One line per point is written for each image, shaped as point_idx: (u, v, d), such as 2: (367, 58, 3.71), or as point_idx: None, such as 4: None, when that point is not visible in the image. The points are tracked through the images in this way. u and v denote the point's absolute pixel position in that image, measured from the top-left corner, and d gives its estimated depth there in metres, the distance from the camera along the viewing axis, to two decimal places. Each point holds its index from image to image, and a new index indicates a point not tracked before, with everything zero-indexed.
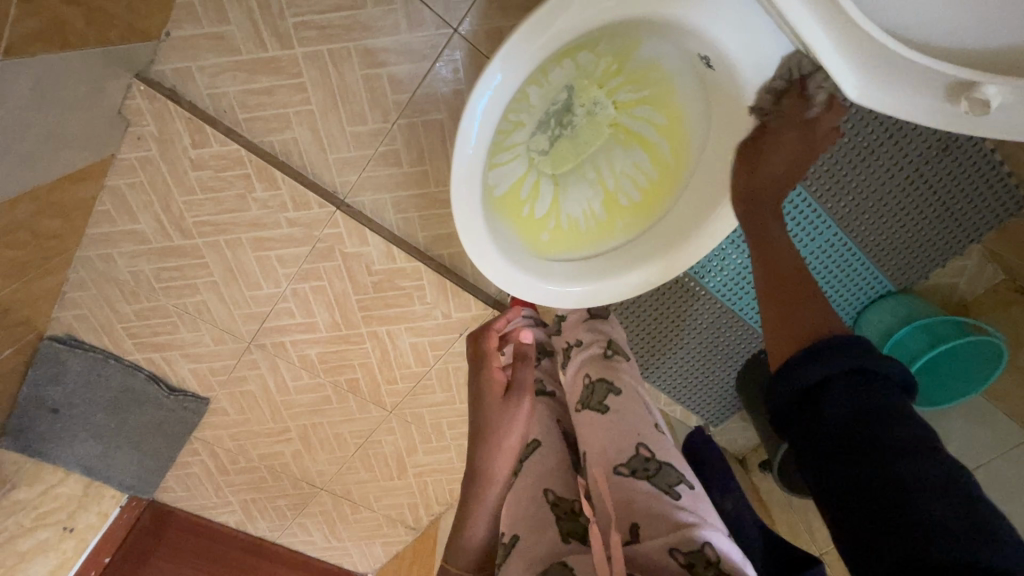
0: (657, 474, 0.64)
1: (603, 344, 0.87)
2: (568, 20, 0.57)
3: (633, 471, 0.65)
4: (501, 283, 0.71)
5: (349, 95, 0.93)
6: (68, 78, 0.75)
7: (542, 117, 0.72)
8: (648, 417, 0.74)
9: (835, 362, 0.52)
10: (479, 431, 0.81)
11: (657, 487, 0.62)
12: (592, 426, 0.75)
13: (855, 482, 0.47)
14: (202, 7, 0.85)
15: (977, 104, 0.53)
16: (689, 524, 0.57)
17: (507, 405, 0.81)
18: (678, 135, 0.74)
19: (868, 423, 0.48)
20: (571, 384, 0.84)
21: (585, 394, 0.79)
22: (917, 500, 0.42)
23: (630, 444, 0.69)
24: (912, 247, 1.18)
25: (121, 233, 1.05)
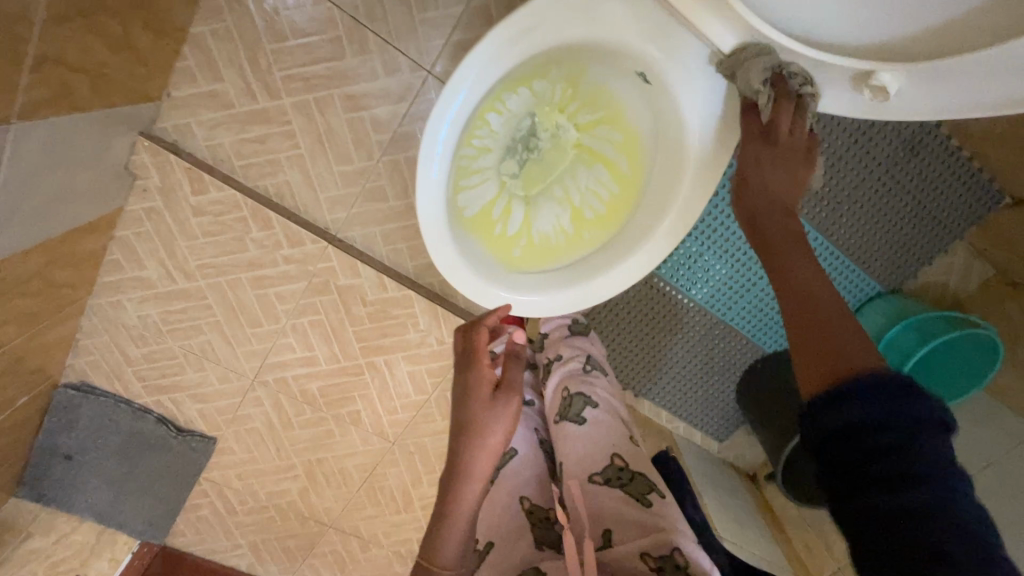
0: (629, 483, 0.72)
1: (581, 360, 0.91)
2: (516, 50, 0.64)
3: (607, 479, 0.73)
4: (472, 296, 0.74)
5: (334, 138, 1.01)
6: (76, 139, 0.82)
7: (507, 142, 0.78)
8: (624, 431, 0.81)
9: (865, 398, 0.46)
10: (462, 434, 0.76)
11: (629, 495, 0.70)
12: (569, 438, 0.81)
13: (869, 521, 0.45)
14: (198, 68, 0.94)
15: (879, 91, 0.59)
16: (659, 529, 0.63)
17: (495, 406, 0.77)
18: (633, 150, 0.78)
19: (895, 461, 0.44)
20: (551, 398, 0.89)
21: (563, 406, 0.85)
22: (935, 543, 0.41)
23: (605, 454, 0.77)
24: (895, 248, 1.20)
25: (129, 280, 1.12)
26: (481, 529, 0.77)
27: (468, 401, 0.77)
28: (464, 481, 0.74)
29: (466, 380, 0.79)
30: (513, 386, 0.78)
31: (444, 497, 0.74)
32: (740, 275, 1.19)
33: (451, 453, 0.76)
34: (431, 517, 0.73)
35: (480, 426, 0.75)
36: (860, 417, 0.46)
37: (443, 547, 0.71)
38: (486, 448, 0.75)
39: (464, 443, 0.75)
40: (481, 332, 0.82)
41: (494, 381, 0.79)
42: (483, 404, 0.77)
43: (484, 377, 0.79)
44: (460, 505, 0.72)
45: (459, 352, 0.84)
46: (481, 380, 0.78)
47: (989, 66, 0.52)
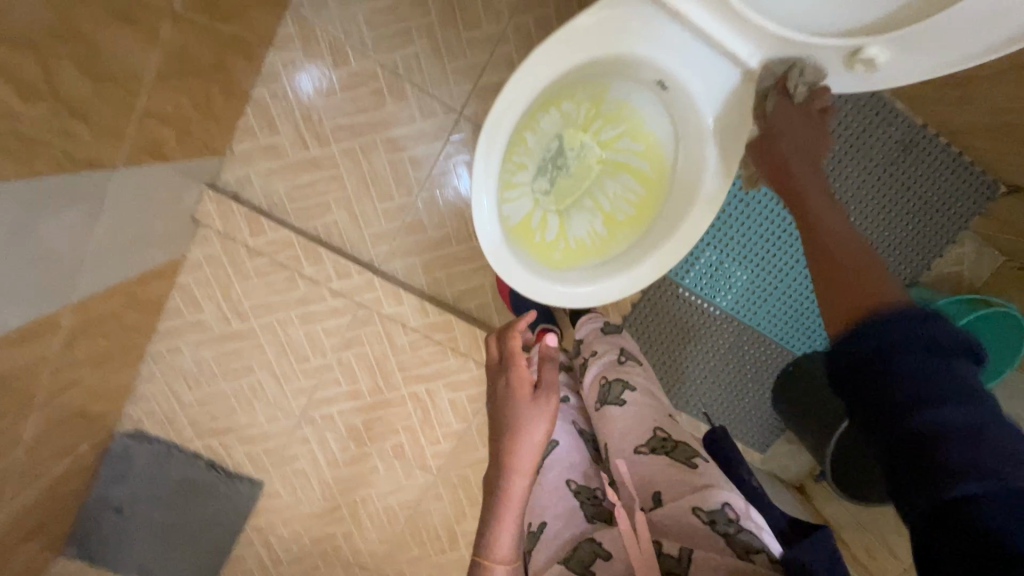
0: (674, 449, 0.74)
1: (616, 353, 0.92)
2: (549, 70, 0.74)
3: (652, 449, 0.75)
4: (523, 292, 0.80)
5: (377, 178, 1.11)
6: (158, 186, 0.92)
7: (541, 159, 0.87)
8: (663, 409, 0.83)
9: (885, 324, 0.44)
10: (504, 431, 0.76)
11: (676, 461, 0.72)
12: (612, 419, 0.82)
13: (887, 441, 0.41)
14: (258, 126, 1.07)
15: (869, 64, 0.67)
16: (706, 486, 0.65)
17: (536, 404, 0.77)
18: (656, 156, 0.87)
19: (911, 376, 0.41)
20: (588, 388, 0.90)
21: (603, 391, 0.86)
22: (955, 457, 0.37)
23: (648, 427, 0.78)
24: (907, 243, 1.26)
25: (188, 325, 1.20)
26: (532, 513, 0.78)
27: (509, 398, 0.78)
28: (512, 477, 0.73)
29: (506, 378, 0.80)
30: (552, 384, 0.79)
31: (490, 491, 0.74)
32: (762, 280, 1.25)
33: (494, 448, 0.76)
34: (482, 511, 0.73)
35: (522, 422, 0.75)
36: (885, 338, 0.44)
37: (495, 544, 0.70)
38: (530, 443, 0.75)
39: (506, 439, 0.74)
40: (516, 337, 0.84)
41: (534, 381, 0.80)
42: (523, 401, 0.77)
43: (523, 376, 0.80)
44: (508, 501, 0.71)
45: (495, 358, 0.85)
46: (521, 380, 0.80)
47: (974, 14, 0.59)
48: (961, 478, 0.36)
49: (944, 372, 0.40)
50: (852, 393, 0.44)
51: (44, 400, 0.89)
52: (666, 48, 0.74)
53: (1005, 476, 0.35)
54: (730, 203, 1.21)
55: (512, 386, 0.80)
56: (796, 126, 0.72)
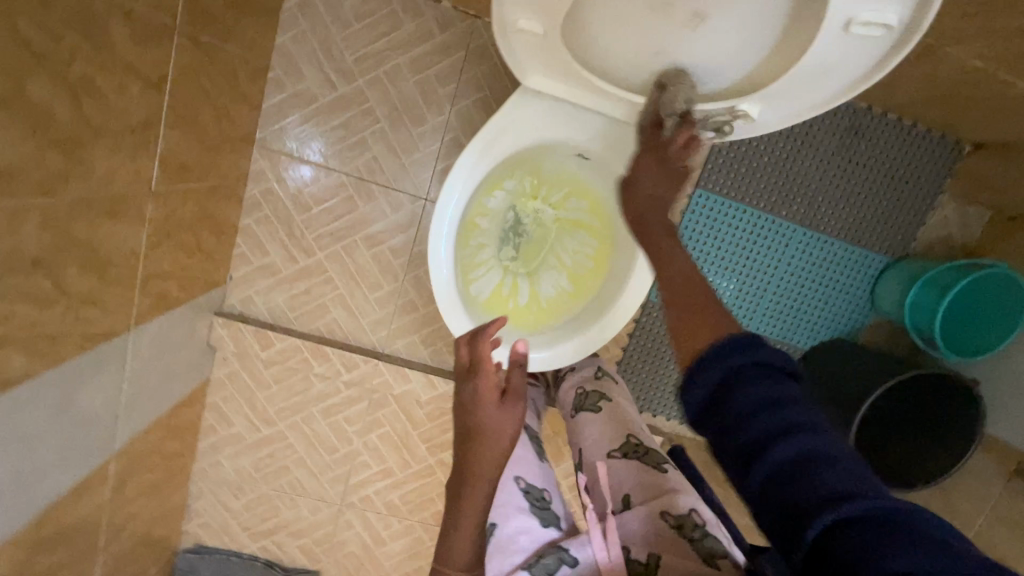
0: (645, 454, 0.75)
1: (592, 370, 0.93)
2: (480, 167, 0.81)
3: (624, 453, 0.77)
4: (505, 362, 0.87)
5: (364, 272, 1.21)
6: (172, 330, 1.02)
7: (498, 235, 0.94)
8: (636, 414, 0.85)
9: (722, 363, 0.50)
10: (470, 440, 0.74)
11: (646, 465, 0.74)
12: (588, 425, 0.84)
13: (746, 472, 0.45)
14: (250, 251, 1.18)
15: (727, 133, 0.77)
16: (674, 491, 0.69)
17: (503, 414, 0.75)
18: (600, 207, 0.94)
19: (751, 412, 0.46)
20: (564, 396, 0.94)
21: (580, 399, 0.88)
22: (807, 485, 0.41)
23: (620, 432, 0.80)
24: (885, 218, 1.27)
25: (224, 439, 1.30)
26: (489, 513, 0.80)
27: (476, 410, 0.75)
28: (472, 483, 0.72)
29: (475, 387, 0.76)
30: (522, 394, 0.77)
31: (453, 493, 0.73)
32: (748, 285, 1.29)
33: (459, 457, 0.74)
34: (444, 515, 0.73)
35: (489, 435, 0.73)
36: (726, 378, 0.49)
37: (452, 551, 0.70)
38: (494, 455, 0.73)
39: (472, 450, 0.73)
40: (489, 343, 0.77)
41: (502, 386, 0.77)
42: (492, 413, 0.74)
43: (490, 381, 0.77)
44: (470, 514, 0.70)
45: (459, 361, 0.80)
46: (488, 386, 0.76)
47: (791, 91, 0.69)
48: (814, 505, 0.40)
49: (778, 402, 0.46)
50: (713, 429, 0.49)
51: (106, 544, 0.97)
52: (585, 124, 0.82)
53: (845, 491, 0.40)
54: (699, 221, 1.25)
55: (479, 394, 0.76)
56: (651, 170, 0.73)
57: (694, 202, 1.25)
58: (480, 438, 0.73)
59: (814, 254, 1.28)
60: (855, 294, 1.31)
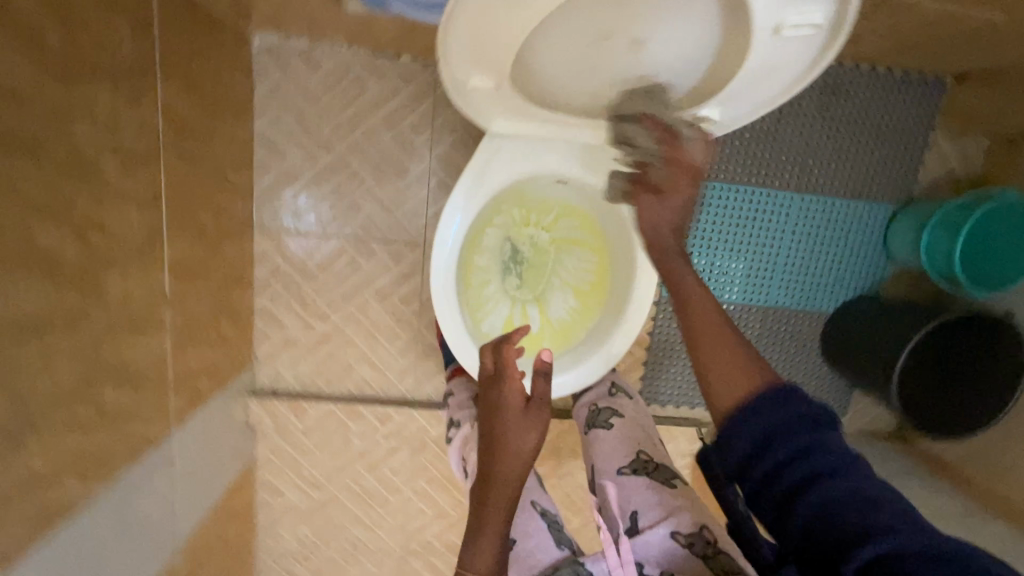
0: (654, 470, 0.78)
1: (606, 387, 0.97)
2: (466, 214, 0.84)
3: (634, 469, 0.79)
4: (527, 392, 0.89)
5: (381, 326, 1.24)
6: (210, 420, 1.06)
7: (499, 270, 0.96)
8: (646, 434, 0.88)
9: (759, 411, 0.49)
10: (493, 442, 0.73)
11: (656, 482, 0.76)
12: (599, 442, 0.87)
13: (786, 520, 0.46)
14: (269, 328, 1.22)
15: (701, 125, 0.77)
16: (682, 509, 0.71)
17: (527, 417, 0.74)
18: (591, 223, 0.95)
19: (788, 461, 0.47)
20: (578, 414, 0.96)
21: (591, 415, 0.92)
22: (849, 530, 0.42)
23: (630, 449, 0.83)
24: (881, 168, 1.25)
25: (279, 512, 1.33)
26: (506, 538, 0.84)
27: (501, 412, 0.74)
28: (494, 484, 0.71)
29: (499, 392, 0.76)
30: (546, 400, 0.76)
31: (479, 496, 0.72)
32: (756, 262, 1.28)
33: (481, 459, 0.73)
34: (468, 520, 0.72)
35: (512, 438, 0.72)
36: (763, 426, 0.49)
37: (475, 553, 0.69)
38: (516, 456, 0.72)
39: (495, 449, 0.72)
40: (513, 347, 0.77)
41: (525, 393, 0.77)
42: (516, 417, 0.73)
43: (514, 388, 0.77)
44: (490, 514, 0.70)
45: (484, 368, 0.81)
46: (511, 392, 0.76)
47: (734, 94, 0.72)
48: (856, 548, 0.41)
49: (818, 450, 0.46)
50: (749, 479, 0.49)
51: None
52: (560, 151, 0.84)
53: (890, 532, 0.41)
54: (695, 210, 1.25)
55: (503, 398, 0.75)
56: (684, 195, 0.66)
57: None
58: (503, 440, 0.72)
59: (816, 218, 1.27)
60: (868, 248, 1.29)
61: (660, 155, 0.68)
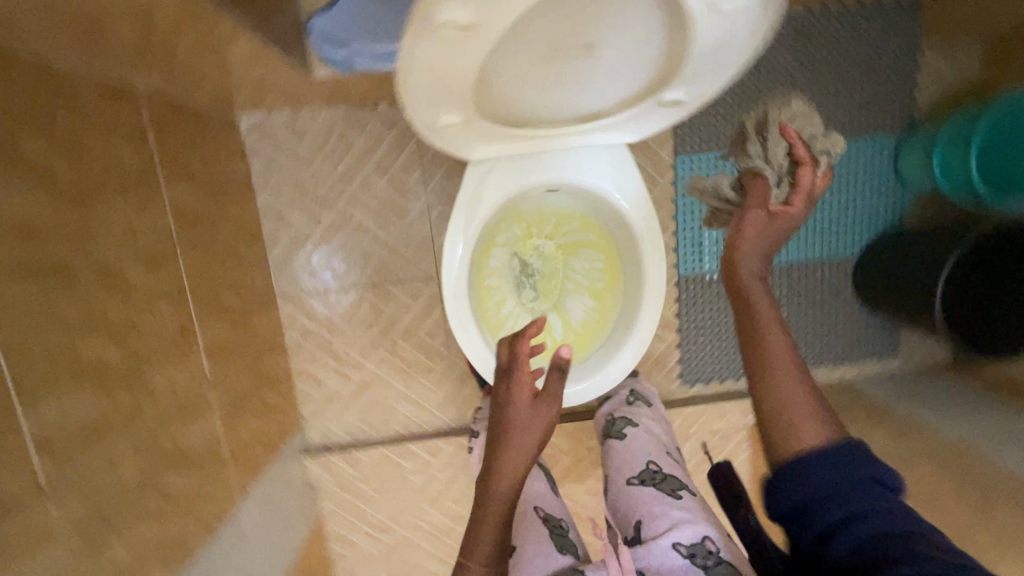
0: (662, 482, 0.80)
1: (625, 395, 1.01)
2: (467, 241, 0.85)
3: (643, 479, 0.81)
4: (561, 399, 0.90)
5: (413, 364, 1.27)
6: (271, 488, 1.09)
7: (512, 286, 0.98)
8: (658, 444, 0.89)
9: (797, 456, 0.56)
10: (497, 433, 0.75)
11: (663, 492, 0.78)
12: (610, 454, 0.89)
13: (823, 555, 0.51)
14: (310, 387, 1.26)
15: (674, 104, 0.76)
16: (685, 518, 0.72)
17: (535, 411, 0.76)
18: (592, 222, 0.96)
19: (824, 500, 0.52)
20: (600, 424, 0.99)
21: (606, 427, 0.94)
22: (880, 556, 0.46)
23: (640, 460, 0.84)
24: (875, 99, 1.22)
25: (354, 562, 1.35)
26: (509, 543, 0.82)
27: (510, 404, 0.76)
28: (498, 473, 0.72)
29: (508, 385, 0.78)
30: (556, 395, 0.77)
31: (483, 484, 0.73)
32: None
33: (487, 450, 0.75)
34: (471, 510, 0.72)
35: (517, 429, 0.74)
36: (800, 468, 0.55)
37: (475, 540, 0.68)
38: (520, 447, 0.73)
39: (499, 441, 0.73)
40: (525, 342, 0.79)
41: (534, 387, 0.78)
42: (523, 409, 0.75)
43: (524, 382, 0.78)
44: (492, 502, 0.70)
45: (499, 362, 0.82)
46: (521, 386, 0.77)
47: (710, 59, 0.67)
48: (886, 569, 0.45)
49: (850, 489, 0.52)
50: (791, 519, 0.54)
51: None
52: (545, 161, 0.85)
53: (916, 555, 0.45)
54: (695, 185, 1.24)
55: (512, 392, 0.77)
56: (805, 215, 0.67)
57: (681, 170, 1.24)
58: (509, 430, 0.74)
59: None
60: (880, 182, 1.26)
61: (788, 178, 0.68)
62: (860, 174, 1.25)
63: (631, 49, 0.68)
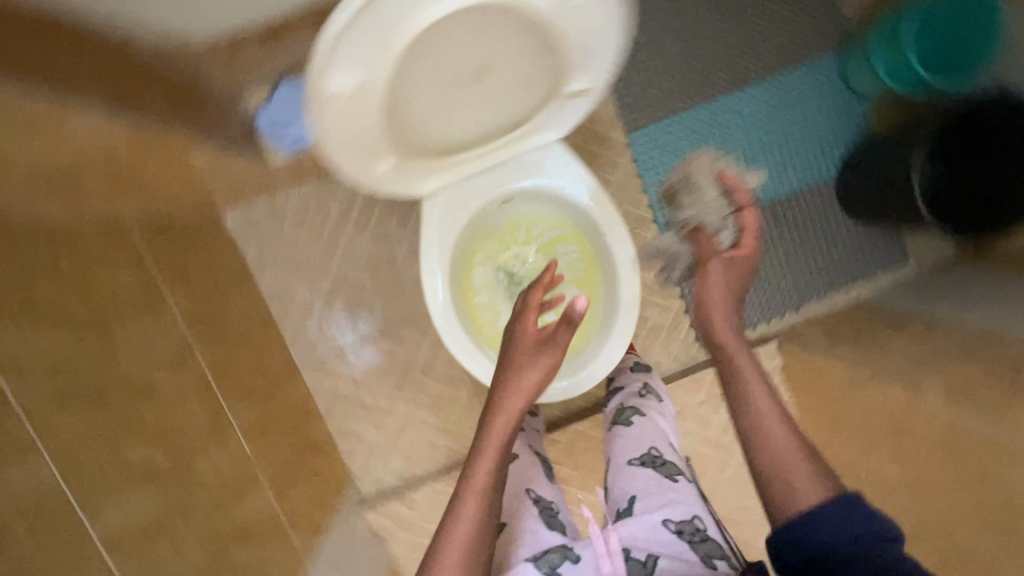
0: (663, 466, 0.80)
1: (637, 386, 0.98)
2: (443, 267, 0.90)
3: (642, 462, 0.81)
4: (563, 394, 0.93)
5: (440, 397, 1.30)
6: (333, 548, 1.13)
7: (501, 297, 1.03)
8: (662, 430, 0.88)
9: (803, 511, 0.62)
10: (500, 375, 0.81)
11: (660, 476, 0.78)
12: (613, 440, 0.87)
13: None
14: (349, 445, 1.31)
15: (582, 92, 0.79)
16: (677, 500, 0.74)
17: (538, 354, 0.82)
18: (557, 218, 1.01)
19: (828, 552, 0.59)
20: (606, 409, 0.96)
21: (615, 414, 0.92)
22: None
23: (642, 444, 0.83)
24: (802, 26, 1.25)
25: None
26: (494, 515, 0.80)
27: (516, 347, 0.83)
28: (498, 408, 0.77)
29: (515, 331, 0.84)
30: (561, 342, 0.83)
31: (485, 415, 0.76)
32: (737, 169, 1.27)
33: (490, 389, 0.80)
34: (472, 442, 0.74)
35: (517, 370, 0.80)
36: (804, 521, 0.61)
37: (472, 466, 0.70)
38: (520, 388, 0.79)
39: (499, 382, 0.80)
40: (535, 294, 0.86)
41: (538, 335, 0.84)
42: (528, 349, 0.82)
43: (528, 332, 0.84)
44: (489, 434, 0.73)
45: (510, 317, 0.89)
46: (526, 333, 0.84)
47: (596, 46, 0.71)
48: None
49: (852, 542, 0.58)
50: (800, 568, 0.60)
51: None
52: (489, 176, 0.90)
53: None
54: (655, 153, 1.27)
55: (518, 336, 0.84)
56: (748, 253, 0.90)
57: (638, 144, 1.27)
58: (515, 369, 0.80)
59: (768, 103, 1.27)
60: (832, 101, 1.27)
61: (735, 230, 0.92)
62: (810, 100, 1.27)
63: (524, 55, 0.72)
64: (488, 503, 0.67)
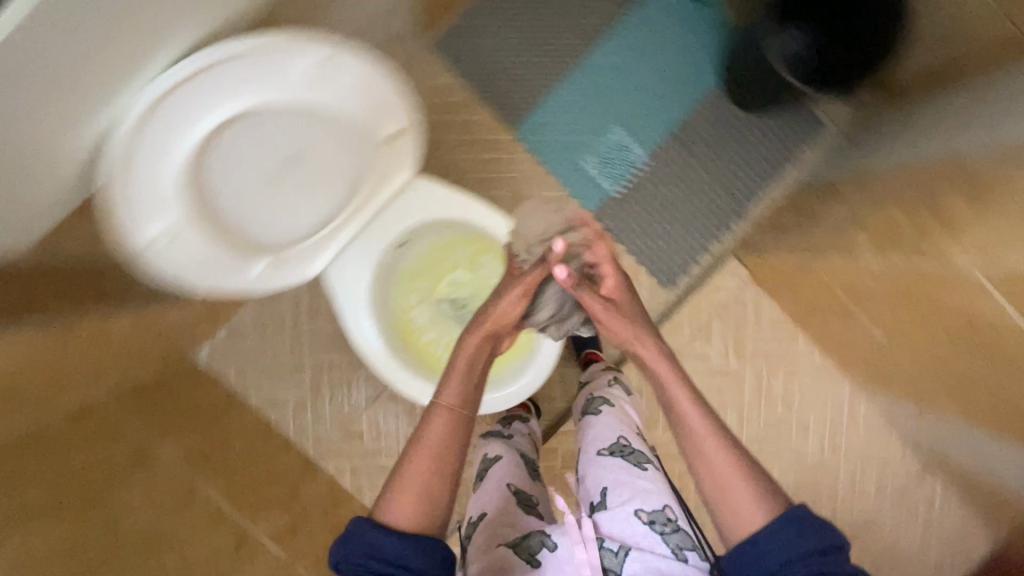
0: (631, 454, 0.86)
1: (608, 379, 1.06)
2: (369, 325, 0.99)
3: (612, 451, 0.87)
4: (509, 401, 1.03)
5: None
6: None
7: (447, 325, 1.09)
8: (630, 420, 0.95)
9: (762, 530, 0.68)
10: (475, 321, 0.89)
11: (630, 465, 0.85)
12: (585, 431, 0.94)
13: None
14: None
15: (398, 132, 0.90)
16: (645, 490, 0.81)
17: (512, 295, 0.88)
18: (466, 236, 1.06)
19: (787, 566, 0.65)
20: (577, 403, 1.03)
21: (585, 404, 0.99)
22: None
23: (611, 433, 0.90)
24: None
25: None
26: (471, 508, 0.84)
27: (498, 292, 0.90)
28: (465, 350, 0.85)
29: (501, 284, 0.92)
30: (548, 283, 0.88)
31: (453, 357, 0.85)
32: (626, 116, 1.33)
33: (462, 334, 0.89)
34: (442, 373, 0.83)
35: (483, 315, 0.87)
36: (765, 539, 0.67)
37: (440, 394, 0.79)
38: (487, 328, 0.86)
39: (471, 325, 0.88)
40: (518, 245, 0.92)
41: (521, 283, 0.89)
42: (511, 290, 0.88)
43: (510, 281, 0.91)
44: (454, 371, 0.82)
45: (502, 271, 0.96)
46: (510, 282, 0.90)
47: (379, 87, 0.85)
48: None
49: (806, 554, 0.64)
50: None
51: None
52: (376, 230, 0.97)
53: None
54: (547, 133, 1.34)
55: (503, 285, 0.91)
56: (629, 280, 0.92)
57: (529, 133, 1.34)
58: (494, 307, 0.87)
59: (626, 45, 1.33)
60: (680, 20, 1.32)
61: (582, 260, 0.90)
62: (659, 27, 1.32)
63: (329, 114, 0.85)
64: (446, 426, 0.75)
